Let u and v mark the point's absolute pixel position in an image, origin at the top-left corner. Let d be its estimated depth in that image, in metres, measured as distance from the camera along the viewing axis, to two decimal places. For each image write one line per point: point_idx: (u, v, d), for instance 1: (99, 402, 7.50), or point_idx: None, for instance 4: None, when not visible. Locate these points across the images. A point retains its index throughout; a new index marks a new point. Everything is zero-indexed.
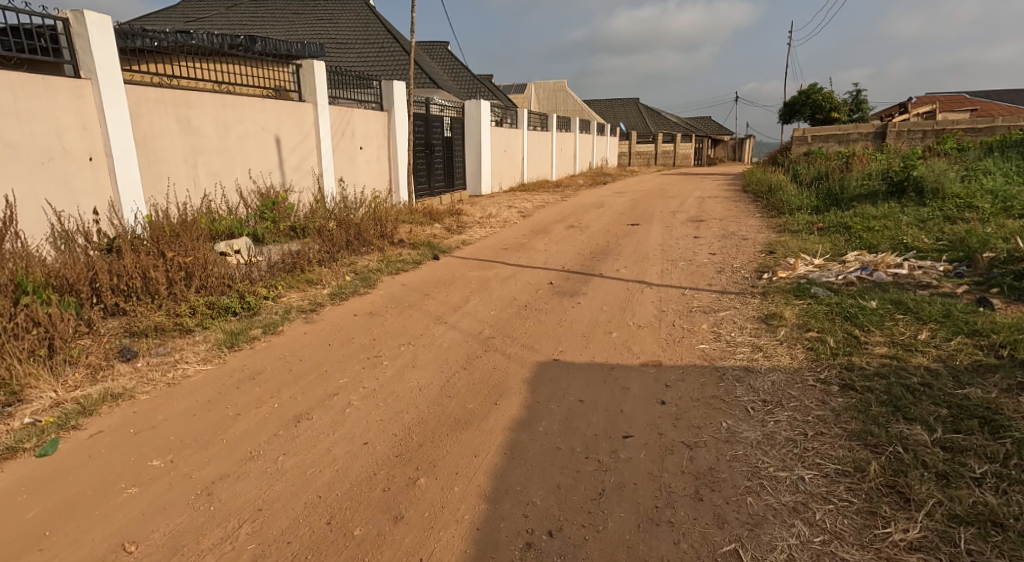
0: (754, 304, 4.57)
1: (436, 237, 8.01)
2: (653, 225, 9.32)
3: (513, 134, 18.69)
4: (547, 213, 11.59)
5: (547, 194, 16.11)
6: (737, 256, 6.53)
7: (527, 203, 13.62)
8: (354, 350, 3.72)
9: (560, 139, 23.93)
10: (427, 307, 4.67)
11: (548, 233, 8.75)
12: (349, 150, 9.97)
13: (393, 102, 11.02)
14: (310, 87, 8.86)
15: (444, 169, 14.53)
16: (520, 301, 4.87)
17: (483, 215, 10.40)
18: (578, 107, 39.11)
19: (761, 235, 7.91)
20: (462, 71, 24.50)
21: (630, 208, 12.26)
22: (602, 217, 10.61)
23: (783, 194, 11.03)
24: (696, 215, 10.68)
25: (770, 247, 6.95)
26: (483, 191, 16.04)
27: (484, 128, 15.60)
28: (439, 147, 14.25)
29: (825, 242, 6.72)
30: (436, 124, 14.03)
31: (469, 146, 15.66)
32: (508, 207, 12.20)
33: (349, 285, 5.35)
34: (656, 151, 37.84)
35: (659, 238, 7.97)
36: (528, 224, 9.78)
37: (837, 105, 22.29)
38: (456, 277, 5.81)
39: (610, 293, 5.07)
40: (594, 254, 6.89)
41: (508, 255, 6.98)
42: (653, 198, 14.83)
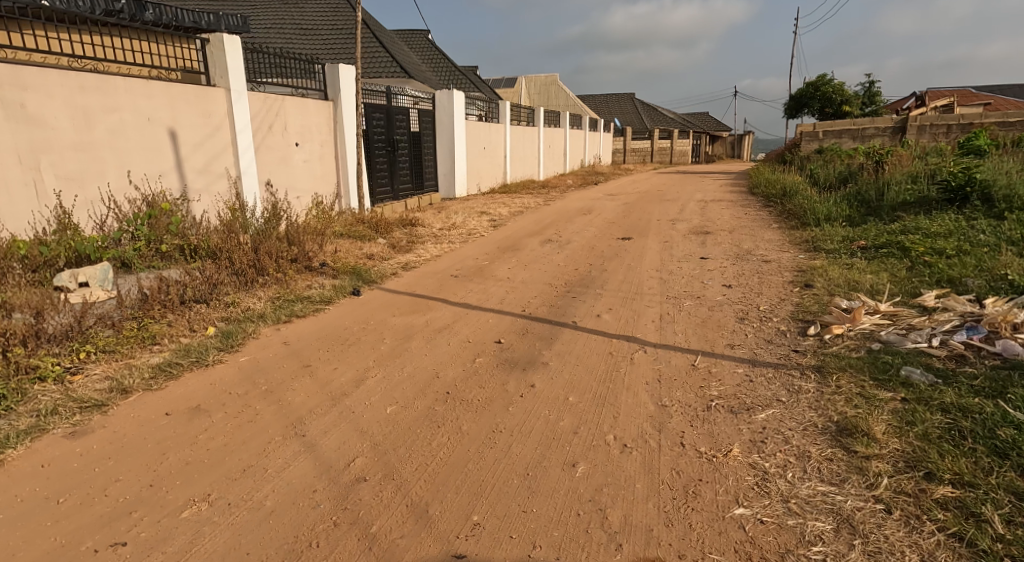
0: (809, 394, 2.89)
1: (372, 261, 6.33)
2: (648, 240, 7.65)
3: (494, 129, 17.01)
4: (525, 221, 9.93)
5: (530, 197, 14.44)
6: (761, 293, 4.86)
7: (505, 209, 11.94)
8: (93, 518, 2.02)
9: (548, 136, 22.30)
10: (290, 397, 2.97)
11: (519, 251, 7.08)
12: (280, 147, 8.25)
13: (339, 91, 9.33)
14: (220, 66, 7.12)
15: (411, 169, 12.84)
16: (443, 382, 3.18)
17: (446, 226, 8.71)
18: (571, 103, 37.49)
19: (786, 257, 6.26)
20: (444, 62, 22.78)
21: (622, 215, 10.60)
22: (588, 227, 8.93)
23: (802, 199, 9.40)
24: (698, 224, 9.03)
25: (802, 277, 5.30)
26: (458, 194, 14.34)
27: (458, 123, 13.90)
28: (405, 145, 12.54)
29: (877, 270, 5.06)
30: (401, 118, 12.33)
31: (441, 143, 13.94)
32: (482, 215, 10.55)
33: (198, 347, 3.63)
34: (652, 147, 36.21)
35: (655, 260, 6.32)
36: (497, 238, 8.12)
37: (849, 98, 20.66)
38: (369, 329, 4.11)
39: (582, 365, 3.39)
40: (569, 287, 5.23)
41: (456, 288, 5.30)
42: (649, 201, 13.18)
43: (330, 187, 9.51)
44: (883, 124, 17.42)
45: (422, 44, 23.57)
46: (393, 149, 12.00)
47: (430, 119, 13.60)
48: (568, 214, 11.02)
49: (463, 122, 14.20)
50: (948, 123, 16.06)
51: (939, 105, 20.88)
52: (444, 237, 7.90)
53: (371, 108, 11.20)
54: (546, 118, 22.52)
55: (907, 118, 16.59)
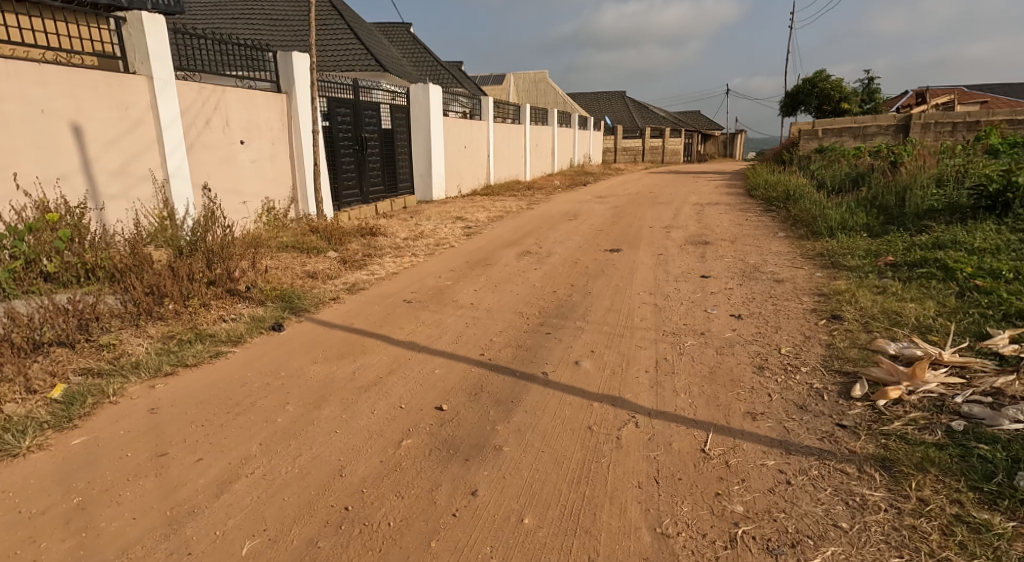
0: (883, 514, 1.95)
1: (314, 281, 5.36)
2: (639, 252, 6.73)
3: (476, 127, 16.04)
4: (503, 229, 8.98)
5: (513, 200, 13.49)
6: (780, 328, 3.94)
7: (484, 213, 10.99)
8: None
9: (535, 135, 21.38)
10: (106, 519, 2.00)
11: (491, 267, 6.14)
12: (220, 145, 7.23)
13: (292, 82, 8.31)
14: (139, 49, 6.08)
15: (381, 170, 11.86)
16: (347, 486, 2.21)
17: (413, 235, 7.75)
18: (560, 100, 36.58)
19: (801, 276, 5.36)
20: (426, 57, 21.80)
21: (611, 221, 9.69)
22: (573, 236, 8.00)
23: (809, 204, 8.51)
24: (695, 232, 8.14)
25: (826, 303, 4.40)
26: (435, 197, 13.36)
27: (435, 119, 12.92)
28: (375, 143, 11.56)
29: (919, 297, 4.15)
30: (371, 115, 11.36)
31: (416, 142, 12.96)
32: (456, 222, 9.58)
33: (21, 421, 2.63)
34: (643, 146, 35.36)
35: (647, 279, 5.41)
36: (469, 250, 7.18)
37: (847, 95, 19.87)
38: (275, 383, 3.13)
39: (548, 452, 2.44)
40: (545, 318, 4.29)
41: (406, 318, 4.34)
42: (641, 204, 12.27)
43: (284, 190, 8.49)
44: (884, 123, 16.62)
45: (403, 38, 22.54)
46: (361, 148, 11.02)
47: (404, 115, 12.62)
48: (553, 219, 10.08)
49: (440, 119, 13.22)
50: (954, 121, 15.27)
51: (941, 102, 20.11)
52: (408, 249, 6.93)
53: (335, 102, 10.21)
54: (533, 115, 21.57)
55: (910, 116, 15.78)
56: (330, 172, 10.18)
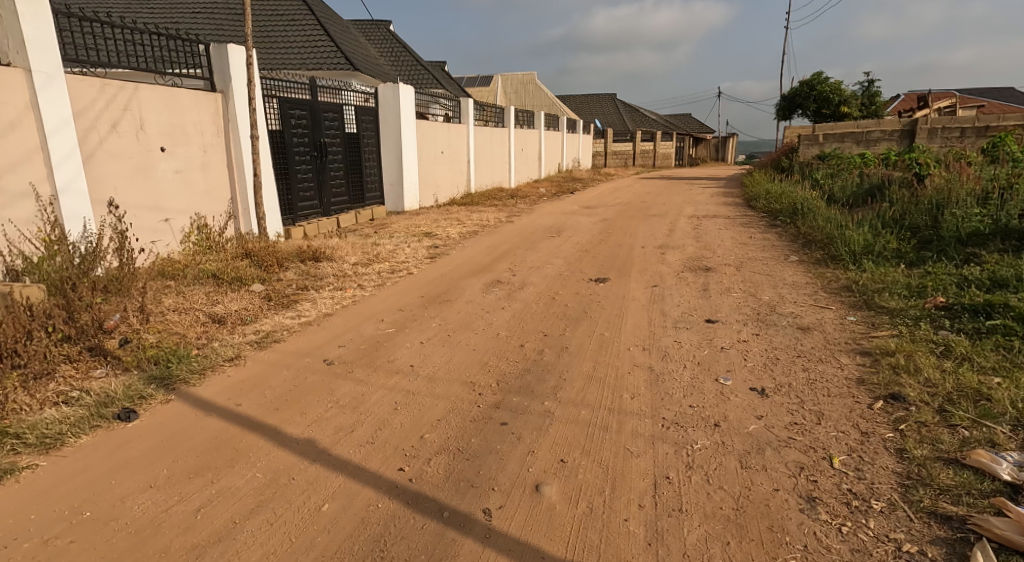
0: None
1: (221, 328, 4.24)
2: (630, 284, 5.68)
3: (455, 131, 14.97)
4: (476, 249, 7.92)
5: (493, 211, 12.41)
6: (824, 414, 2.89)
7: (459, 227, 9.90)
8: None
9: (520, 138, 20.34)
10: None
11: (451, 305, 5.07)
12: (132, 152, 6.07)
13: (228, 78, 7.17)
14: (12, 35, 4.89)
15: (345, 179, 10.80)
16: None
17: (368, 258, 6.66)
18: (548, 103, 35.60)
19: (832, 322, 4.32)
20: (405, 57, 20.70)
21: (598, 238, 8.65)
22: (554, 260, 6.95)
23: (823, 222, 7.52)
24: (694, 255, 7.11)
25: (877, 369, 3.37)
26: (407, 208, 12.28)
27: (405, 123, 11.83)
28: (337, 150, 10.49)
29: (1006, 369, 3.12)
30: (332, 118, 10.29)
31: (386, 148, 11.87)
32: (424, 240, 8.51)
33: None
34: (635, 150, 34.45)
35: (639, 327, 4.35)
36: (430, 278, 6.10)
37: (847, 98, 19.00)
38: (61, 542, 2.01)
39: None
40: (504, 394, 3.21)
41: (318, 393, 3.24)
42: (632, 217, 11.25)
43: (220, 203, 7.33)
44: (888, 128, 15.73)
45: (382, 37, 21.48)
46: (320, 155, 9.94)
47: (372, 119, 11.51)
48: (534, 236, 9.04)
49: (412, 123, 12.13)
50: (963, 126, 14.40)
51: (945, 106, 19.27)
52: (357, 279, 5.83)
53: (287, 104, 9.14)
54: (518, 118, 20.53)
55: (916, 121, 14.90)
56: (282, 183, 9.10)
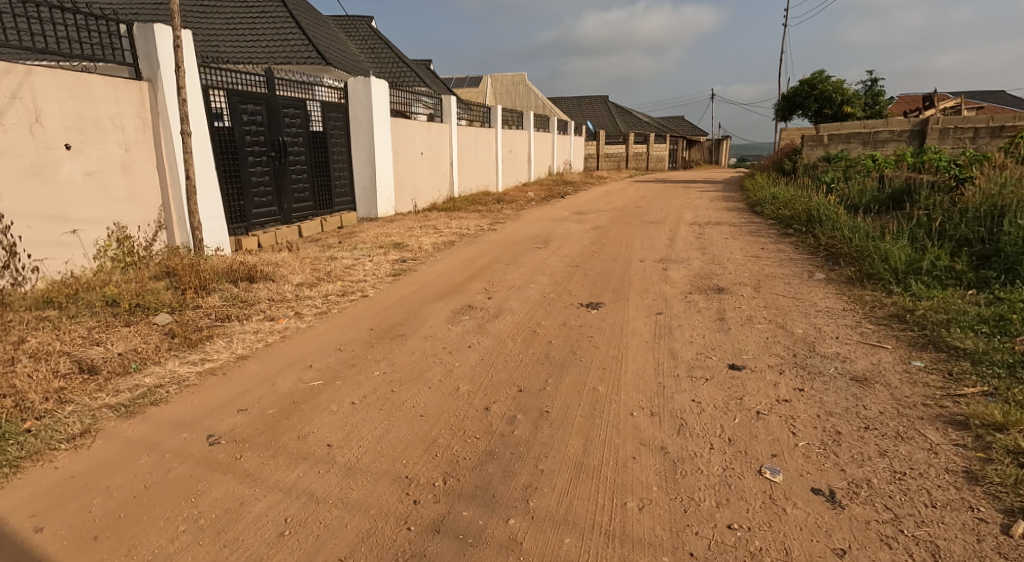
0: None
1: (85, 384, 3.15)
2: (628, 312, 4.67)
3: (437, 131, 13.96)
4: (452, 263, 6.88)
5: (477, 217, 11.41)
6: (942, 550, 1.89)
7: (434, 237, 8.88)
8: None
9: (508, 139, 19.35)
10: None
11: (406, 342, 4.03)
12: (26, 150, 4.97)
13: (155, 64, 6.09)
14: None
15: (310, 182, 9.77)
16: None
17: (318, 278, 5.62)
18: (539, 104, 34.66)
19: (894, 372, 3.34)
20: (386, 54, 19.68)
21: (590, 250, 7.65)
22: (539, 279, 5.93)
23: (849, 233, 6.57)
24: (702, 272, 6.12)
25: (991, 459, 2.37)
26: (381, 214, 11.26)
27: (379, 121, 10.81)
28: (300, 150, 9.45)
29: None
30: (294, 115, 9.27)
31: (357, 148, 10.85)
32: (394, 252, 7.49)
33: None
34: (628, 152, 33.54)
35: (642, 379, 3.33)
36: (388, 303, 5.06)
37: (851, 98, 18.15)
38: None
39: None
40: (450, 502, 2.19)
41: (176, 503, 2.19)
42: (628, 224, 10.26)
43: (147, 211, 6.24)
44: (897, 128, 14.86)
45: (364, 33, 20.45)
46: (279, 155, 8.91)
47: (340, 116, 10.49)
48: (518, 247, 8.02)
49: (386, 121, 11.11)
50: (977, 126, 13.58)
51: (952, 106, 18.46)
52: (296, 306, 4.79)
53: (238, 97, 8.10)
54: (506, 118, 19.53)
55: (927, 121, 14.03)
56: (231, 187, 8.06)
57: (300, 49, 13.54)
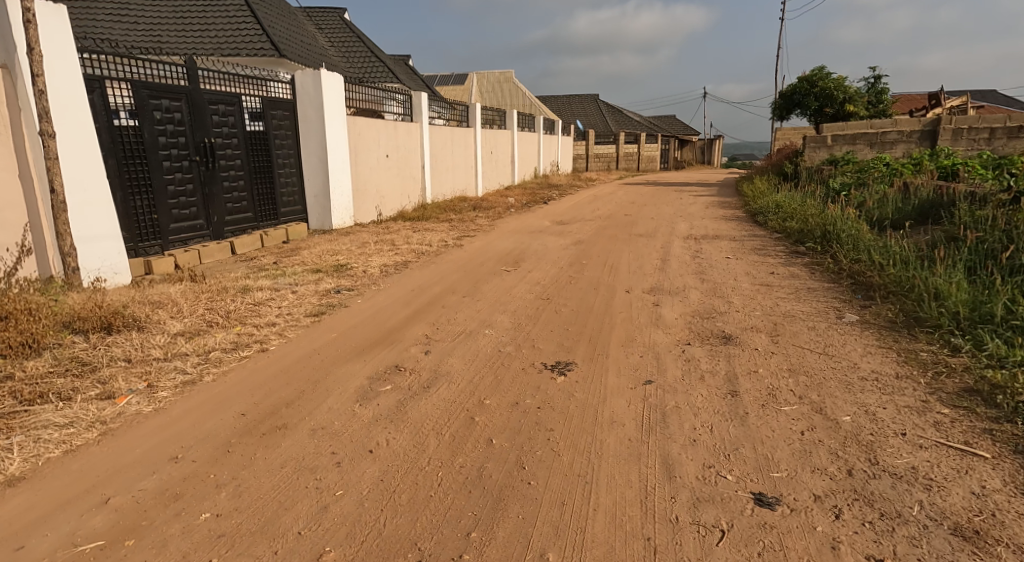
0: None
1: None
2: (606, 381, 3.46)
3: (406, 131, 12.70)
4: (396, 295, 5.65)
5: (446, 228, 10.20)
6: None
7: (389, 256, 7.66)
8: None
9: (489, 140, 18.12)
10: None
11: (282, 439, 2.81)
12: None
13: (9, 46, 4.80)
14: None
15: (248, 190, 8.53)
16: None
17: (209, 323, 4.36)
18: (526, 103, 33.47)
19: (1014, 515, 2.13)
20: (358, 48, 18.43)
21: (566, 274, 6.46)
22: (497, 322, 4.71)
23: (880, 259, 5.41)
24: (701, 311, 4.92)
25: None
26: (336, 225, 10.02)
27: (331, 120, 9.56)
28: (232, 153, 8.19)
29: None
30: (224, 112, 8.03)
31: (307, 151, 9.63)
32: (333, 278, 6.26)
33: None
34: (618, 152, 32.38)
35: (620, 532, 2.11)
36: (291, 363, 3.82)
37: (852, 96, 17.08)
38: None
39: None
40: None
41: None
42: (614, 237, 9.07)
43: (3, 232, 4.91)
44: (905, 128, 13.74)
45: (334, 27, 19.15)
46: (206, 159, 7.66)
47: (284, 113, 9.23)
48: (483, 269, 6.82)
49: (341, 120, 9.86)
50: (992, 126, 12.55)
51: (959, 104, 17.39)
52: (155, 372, 3.52)
53: (147, 91, 6.82)
54: (487, 117, 18.30)
55: (939, 120, 12.92)
56: (141, 199, 6.80)
57: (252, 40, 12.25)
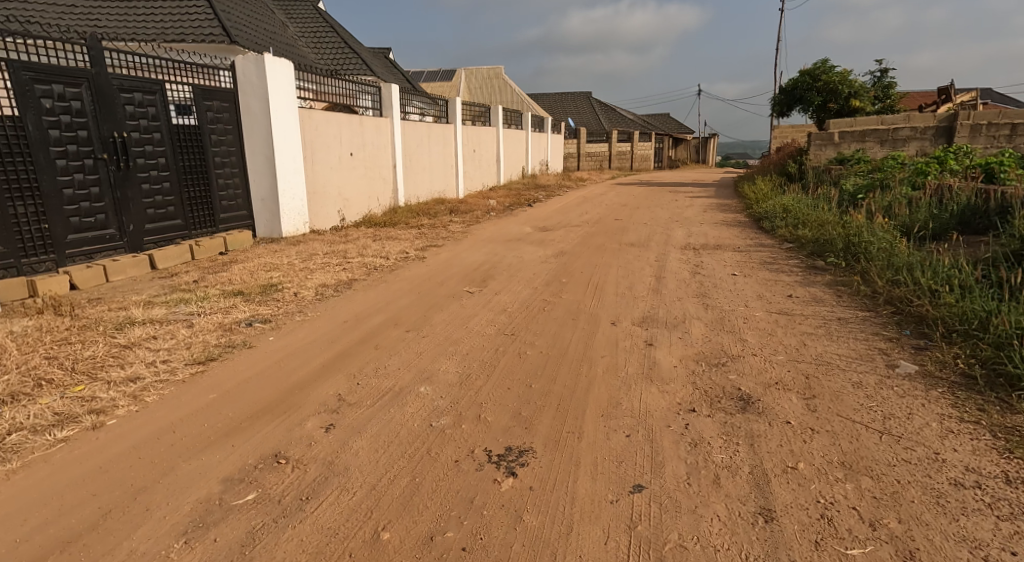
0: None
1: None
2: (574, 489, 2.32)
3: (374, 127, 11.53)
4: (324, 328, 4.49)
5: (413, 236, 9.05)
6: None
7: (336, 272, 6.50)
8: None
9: (471, 137, 16.97)
10: None
11: None
12: None
13: None
14: None
15: (175, 193, 7.39)
16: None
17: (38, 382, 3.20)
18: (516, 100, 32.32)
19: None
20: (330, 38, 17.25)
21: (540, 297, 5.33)
22: (439, 374, 3.57)
23: (932, 284, 4.31)
24: (707, 357, 3.79)
25: None
26: (288, 233, 8.86)
27: (277, 113, 8.40)
28: (152, 149, 7.05)
29: None
30: (142, 102, 6.89)
31: (253, 148, 8.49)
32: (255, 303, 5.11)
33: None
34: (610, 151, 31.29)
35: None
36: (126, 447, 2.69)
37: (858, 90, 16.04)
38: None
39: None
40: None
41: None
42: (602, 247, 7.94)
43: None
44: (919, 124, 12.69)
45: (306, 16, 17.95)
46: (115, 157, 6.53)
47: (222, 104, 8.07)
48: (441, 291, 5.68)
49: (291, 113, 8.70)
50: (1015, 122, 11.51)
51: (970, 98, 16.33)
52: None
53: (30, 73, 5.70)
54: (469, 113, 17.16)
55: (956, 114, 11.84)
56: (24, 205, 5.68)
57: (201, 25, 11.07)
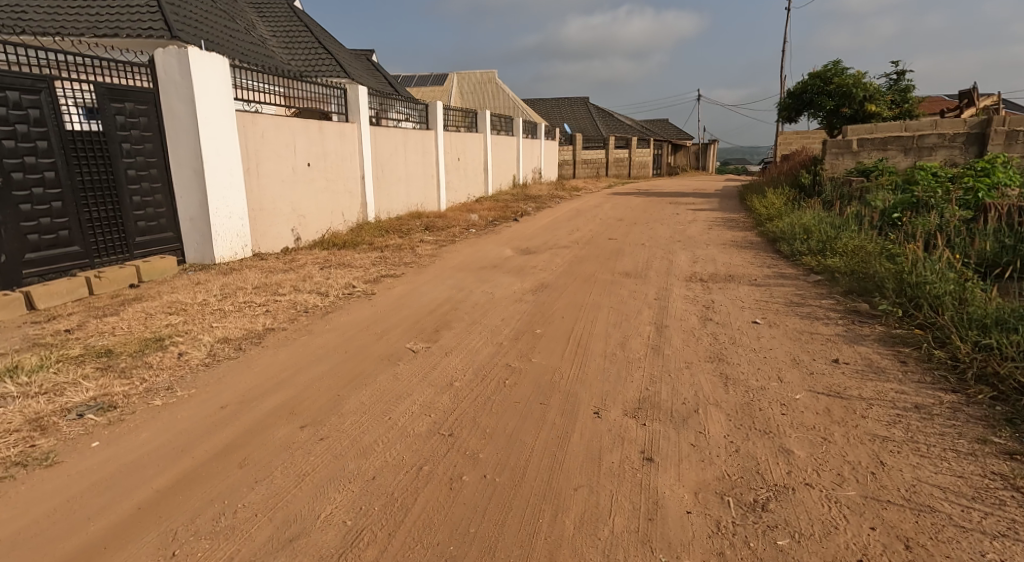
0: None
1: None
2: None
3: (338, 134, 10.23)
4: (185, 421, 3.16)
5: (372, 262, 7.74)
6: None
7: (255, 316, 5.18)
8: None
9: (455, 145, 15.68)
10: None
11: None
12: None
13: None
14: None
15: (69, 215, 6.09)
16: None
17: None
18: (509, 106, 31.13)
19: None
20: (303, 37, 16.00)
21: (501, 362, 4.01)
22: (311, 535, 2.25)
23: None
24: (735, 491, 2.47)
25: None
26: (223, 258, 7.55)
27: (206, 117, 7.10)
28: (33, 161, 5.77)
29: None
30: (18, 103, 5.61)
31: (178, 160, 7.18)
32: (119, 371, 3.80)
33: None
34: (607, 158, 30.07)
35: None
36: None
37: (874, 93, 14.78)
38: None
39: None
40: None
41: None
42: (591, 277, 6.64)
43: None
44: (947, 130, 11.42)
45: (279, 15, 16.65)
46: None
47: (137, 108, 6.78)
48: (377, 348, 4.36)
49: (226, 118, 7.40)
50: None
51: (994, 103, 15.08)
52: None
53: None
54: (454, 118, 15.89)
55: (989, 120, 10.55)
56: None
57: (140, 19, 9.80)
